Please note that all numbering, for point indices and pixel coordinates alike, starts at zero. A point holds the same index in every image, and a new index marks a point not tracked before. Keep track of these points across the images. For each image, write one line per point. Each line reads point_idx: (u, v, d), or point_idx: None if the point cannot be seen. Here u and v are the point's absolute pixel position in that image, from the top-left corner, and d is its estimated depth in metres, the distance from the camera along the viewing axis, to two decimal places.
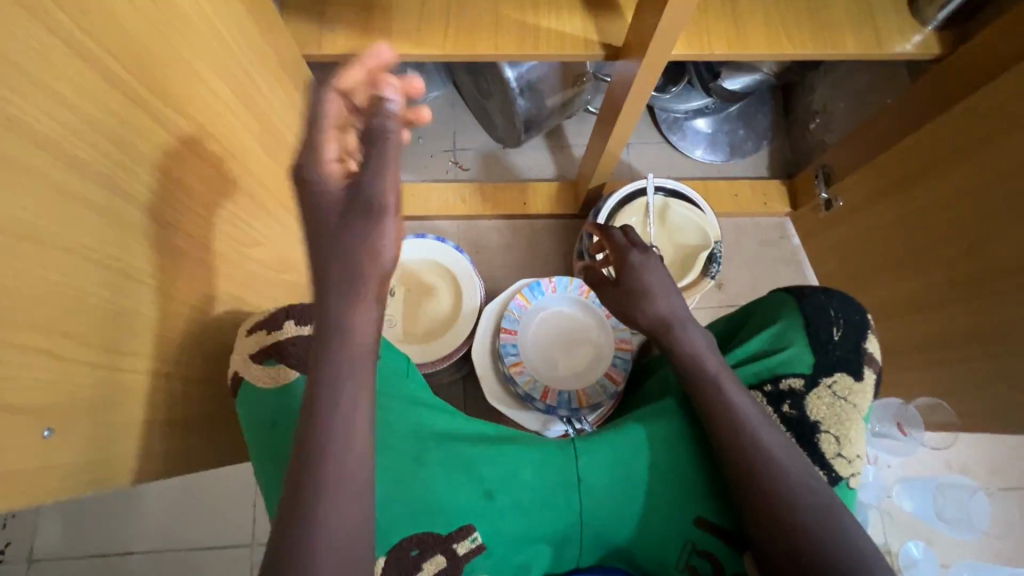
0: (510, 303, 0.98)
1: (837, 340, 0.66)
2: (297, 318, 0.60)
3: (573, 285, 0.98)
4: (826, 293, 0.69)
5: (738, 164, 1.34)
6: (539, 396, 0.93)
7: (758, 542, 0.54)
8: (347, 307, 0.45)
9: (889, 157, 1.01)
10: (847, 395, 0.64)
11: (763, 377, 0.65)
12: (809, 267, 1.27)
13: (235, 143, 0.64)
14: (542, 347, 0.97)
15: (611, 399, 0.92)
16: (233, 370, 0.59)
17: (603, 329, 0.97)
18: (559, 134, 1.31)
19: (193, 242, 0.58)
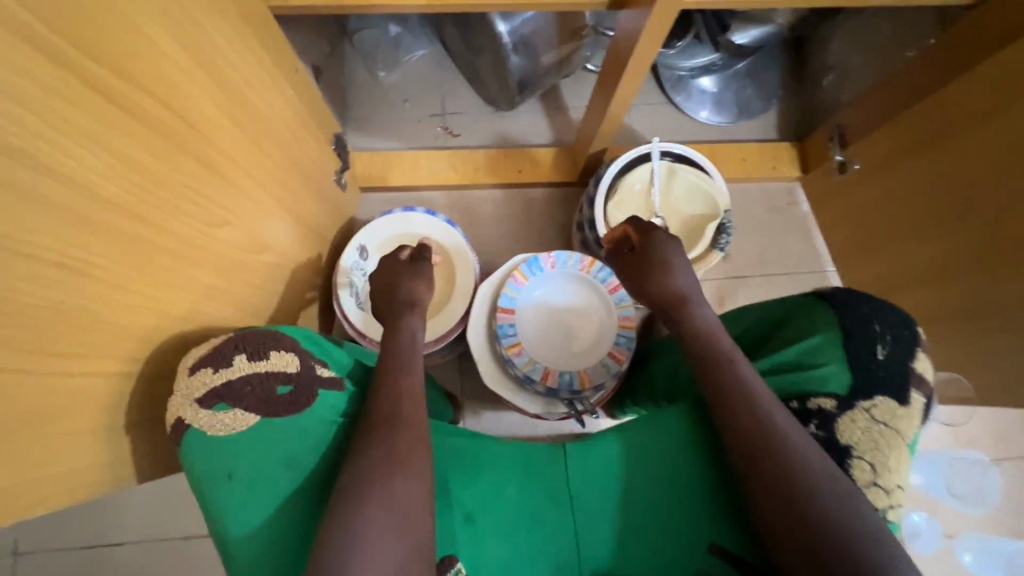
0: (507, 282, 0.91)
1: (883, 359, 0.56)
2: (247, 352, 0.53)
3: (574, 258, 0.92)
4: (872, 305, 0.59)
5: (746, 126, 1.25)
6: (539, 378, 0.88)
7: (773, 532, 0.50)
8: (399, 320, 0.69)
9: (906, 118, 0.95)
10: (889, 420, 0.54)
11: (790, 391, 0.57)
12: (818, 235, 1.22)
13: (198, 111, 0.57)
14: (542, 327, 0.92)
15: (614, 379, 0.88)
16: (177, 416, 0.51)
17: (608, 305, 0.92)
18: (556, 95, 1.23)
19: (149, 226, 0.51)
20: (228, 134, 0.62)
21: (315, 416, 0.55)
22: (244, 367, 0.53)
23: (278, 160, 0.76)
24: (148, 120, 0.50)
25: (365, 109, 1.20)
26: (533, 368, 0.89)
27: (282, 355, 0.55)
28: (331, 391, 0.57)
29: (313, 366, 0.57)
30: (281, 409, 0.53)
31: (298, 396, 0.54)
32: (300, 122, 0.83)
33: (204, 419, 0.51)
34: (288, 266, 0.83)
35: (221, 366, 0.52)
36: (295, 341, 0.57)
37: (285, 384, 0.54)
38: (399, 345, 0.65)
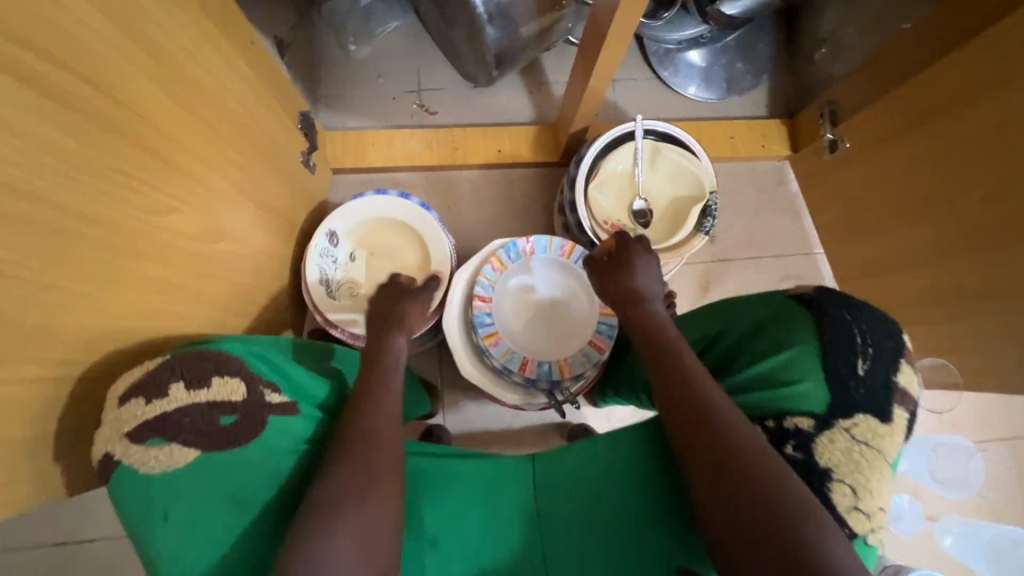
0: (484, 269, 0.87)
1: (863, 374, 0.53)
2: (185, 379, 0.49)
3: (554, 244, 0.89)
4: (853, 314, 0.56)
5: (735, 103, 1.21)
6: (517, 368, 0.85)
7: (706, 507, 0.48)
8: (383, 334, 0.65)
9: (900, 92, 0.91)
10: (869, 439, 0.51)
11: (766, 410, 0.53)
12: (807, 217, 1.18)
13: (134, 90, 0.51)
14: (521, 315, 0.89)
15: (595, 368, 0.85)
16: (106, 450, 0.47)
17: (589, 293, 0.89)
18: (537, 70, 1.17)
19: (81, 218, 0.46)
20: (172, 115, 0.57)
21: (266, 446, 0.51)
22: (184, 398, 0.49)
23: (234, 142, 0.70)
24: (74, 101, 0.45)
25: (335, 85, 1.14)
26: (511, 358, 0.85)
27: (226, 382, 0.51)
28: (284, 417, 0.53)
29: (261, 392, 0.52)
30: (226, 442, 0.49)
31: (245, 426, 0.50)
32: (260, 100, 0.78)
33: (138, 457, 0.47)
34: (253, 255, 0.79)
35: (157, 399, 0.48)
36: (243, 365, 0.52)
37: (230, 414, 0.50)
38: (383, 360, 0.62)
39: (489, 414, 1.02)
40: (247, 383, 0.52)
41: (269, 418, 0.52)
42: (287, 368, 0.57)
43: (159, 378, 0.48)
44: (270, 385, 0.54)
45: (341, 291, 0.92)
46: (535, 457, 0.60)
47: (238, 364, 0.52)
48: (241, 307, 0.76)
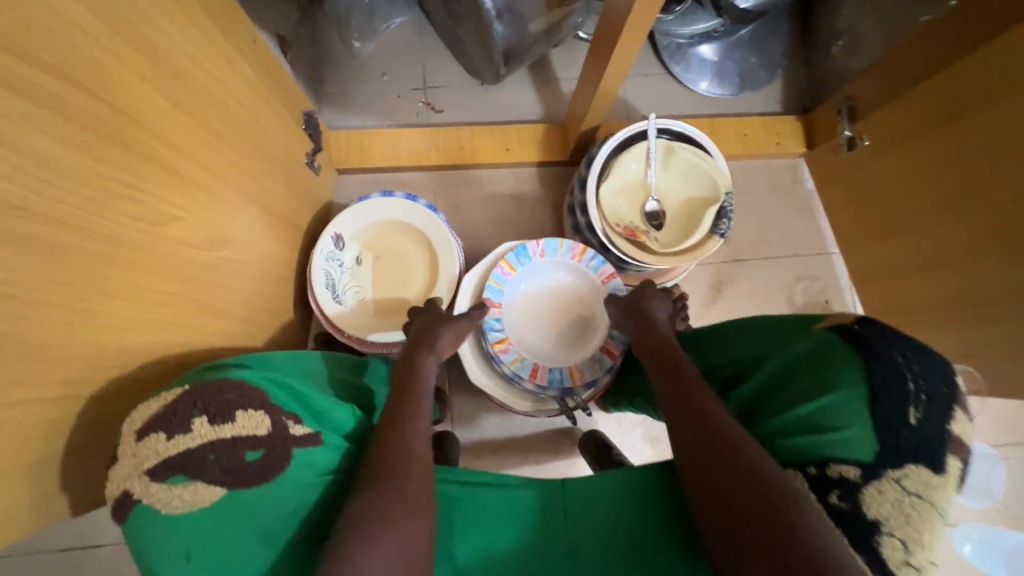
0: (492, 273, 0.85)
1: (916, 423, 0.47)
2: (209, 414, 0.48)
3: (564, 246, 0.86)
4: (905, 354, 0.49)
5: (748, 99, 1.18)
6: (527, 375, 0.83)
7: (700, 503, 0.48)
8: (421, 357, 0.67)
9: (923, 88, 0.88)
10: (922, 491, 0.46)
11: (806, 455, 0.49)
12: (823, 216, 1.16)
13: (133, 96, 0.49)
14: (533, 320, 0.87)
15: (607, 374, 0.83)
16: (125, 489, 0.46)
17: (600, 297, 0.87)
18: (546, 66, 1.14)
19: (78, 232, 0.45)
20: (173, 121, 0.55)
21: (292, 482, 0.49)
22: (209, 434, 0.47)
23: (237, 146, 0.68)
24: (70, 109, 0.43)
25: (339, 83, 1.11)
26: (521, 365, 0.84)
27: (251, 415, 0.49)
28: (308, 450, 0.51)
29: (284, 424, 0.50)
30: (250, 479, 0.47)
31: (271, 462, 0.48)
32: (263, 101, 0.76)
33: (161, 496, 0.45)
34: (258, 261, 0.77)
35: (183, 436, 0.47)
36: (266, 396, 0.51)
37: (255, 449, 0.48)
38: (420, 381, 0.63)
39: (498, 420, 1.04)
40: (272, 417, 0.50)
41: (296, 450, 0.50)
42: (312, 397, 0.55)
43: (185, 415, 0.48)
44: (296, 417, 0.52)
45: (347, 296, 0.90)
46: (568, 482, 0.57)
47: (261, 398, 0.50)
48: (247, 315, 0.75)
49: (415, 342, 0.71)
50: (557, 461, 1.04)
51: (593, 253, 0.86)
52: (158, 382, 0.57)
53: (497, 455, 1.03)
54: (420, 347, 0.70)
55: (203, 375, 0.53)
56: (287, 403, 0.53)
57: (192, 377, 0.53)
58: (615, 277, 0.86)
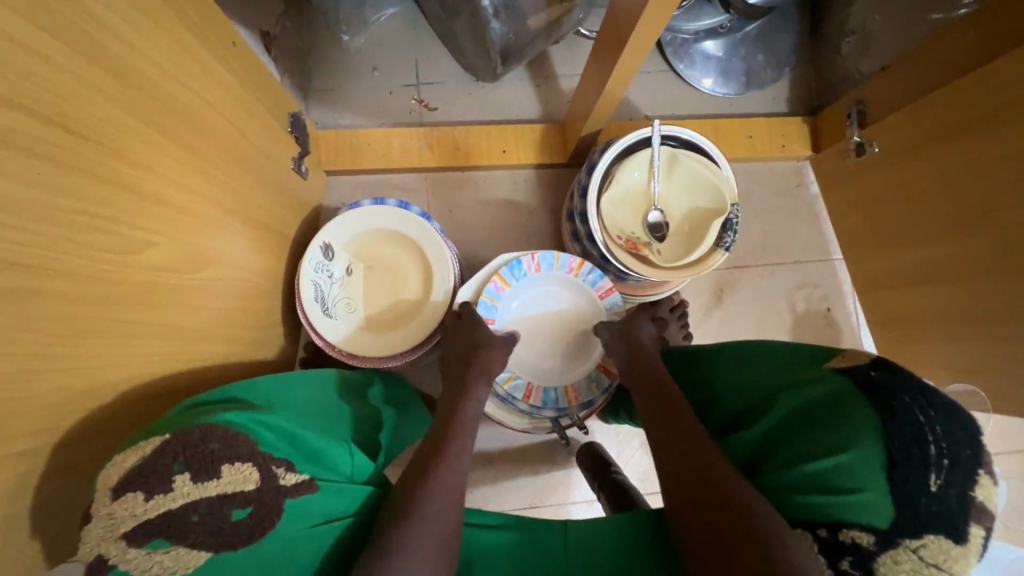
0: (487, 289, 0.81)
1: (936, 490, 0.46)
2: (191, 471, 0.46)
3: (562, 259, 0.83)
4: (928, 412, 0.49)
5: (754, 98, 1.14)
6: (521, 396, 0.81)
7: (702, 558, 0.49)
8: (468, 386, 0.69)
9: (938, 97, 0.84)
10: (941, 561, 0.45)
11: (818, 517, 0.49)
12: (826, 220, 1.14)
13: (99, 118, 0.45)
14: (527, 338, 0.85)
15: (604, 395, 0.82)
16: (95, 555, 0.42)
17: (598, 311, 0.85)
18: (544, 63, 1.09)
19: (39, 272, 0.41)
20: (146, 141, 0.51)
21: (285, 536, 0.48)
22: (191, 492, 0.45)
23: (218, 159, 0.64)
24: (25, 140, 0.39)
25: (327, 78, 1.06)
26: (517, 385, 0.82)
27: (237, 469, 0.47)
28: (301, 499, 0.50)
29: (274, 474, 0.49)
30: (238, 539, 0.46)
31: (260, 518, 0.47)
32: (245, 108, 0.71)
33: (138, 563, 0.43)
34: (244, 277, 0.73)
35: (163, 495, 0.45)
36: (254, 444, 0.49)
37: (242, 506, 0.47)
38: (462, 417, 0.64)
39: (493, 431, 1.03)
40: (258, 466, 0.48)
41: (286, 502, 0.49)
42: (307, 437, 0.53)
43: (164, 470, 0.45)
44: (287, 466, 0.50)
45: (338, 308, 0.87)
46: (569, 522, 0.58)
47: (247, 447, 0.48)
48: (233, 335, 0.72)
49: (462, 364, 0.73)
50: (554, 470, 1.03)
51: (594, 267, 0.83)
52: (139, 417, 0.54)
53: (493, 466, 1.02)
54: (463, 372, 0.72)
55: (183, 418, 0.50)
56: (276, 449, 0.51)
57: (169, 421, 0.50)
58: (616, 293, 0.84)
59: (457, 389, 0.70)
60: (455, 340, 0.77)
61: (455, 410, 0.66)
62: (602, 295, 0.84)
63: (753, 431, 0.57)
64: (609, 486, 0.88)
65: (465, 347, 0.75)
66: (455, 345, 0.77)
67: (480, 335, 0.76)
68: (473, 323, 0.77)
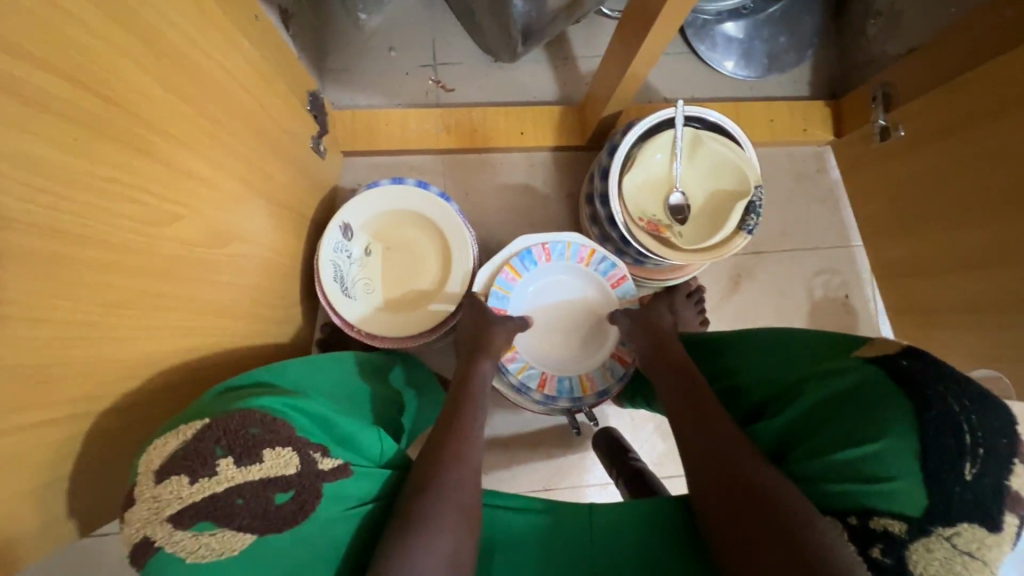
0: (498, 279, 0.82)
1: (971, 478, 0.47)
2: (234, 454, 0.46)
3: (572, 249, 0.84)
4: (962, 402, 0.49)
5: (775, 80, 1.12)
6: (536, 386, 0.81)
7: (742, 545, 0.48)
8: (477, 365, 0.69)
9: (968, 79, 0.83)
10: (974, 549, 0.46)
11: (848, 504, 0.49)
12: (846, 205, 1.12)
13: (126, 84, 0.45)
14: (539, 329, 0.85)
15: (619, 383, 0.82)
16: (144, 534, 0.44)
17: (610, 301, 0.86)
18: (563, 44, 1.08)
19: (70, 239, 0.41)
20: (173, 112, 0.51)
21: (323, 519, 0.49)
22: (233, 479, 0.45)
23: (240, 134, 0.64)
24: (57, 104, 0.38)
25: (344, 58, 1.05)
26: (530, 375, 0.82)
27: (278, 454, 0.47)
28: (338, 483, 0.50)
29: (312, 459, 0.49)
30: (281, 523, 0.47)
31: (301, 504, 0.47)
32: (266, 83, 0.70)
33: (182, 544, 0.44)
34: (265, 255, 0.73)
35: (207, 480, 0.45)
36: (293, 429, 0.49)
37: (285, 491, 0.47)
38: (473, 391, 0.64)
39: (508, 415, 1.04)
40: (296, 451, 0.48)
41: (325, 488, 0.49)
42: (340, 422, 0.53)
43: (206, 455, 0.45)
44: (325, 451, 0.50)
45: (357, 288, 0.86)
46: (594, 508, 0.57)
47: (285, 432, 0.48)
48: (254, 312, 0.72)
49: (471, 346, 0.72)
50: (568, 454, 1.03)
51: (604, 256, 0.85)
52: (166, 389, 0.54)
53: (508, 448, 1.03)
54: (473, 353, 0.71)
55: (221, 402, 0.50)
56: (312, 434, 0.50)
57: (208, 405, 0.50)
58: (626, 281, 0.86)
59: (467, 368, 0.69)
60: (465, 325, 0.77)
61: (469, 386, 0.65)
62: (613, 283, 0.84)
63: (778, 420, 0.57)
64: (627, 473, 0.88)
65: (473, 331, 0.75)
66: (466, 329, 0.76)
67: (484, 320, 0.76)
68: (477, 308, 0.78)
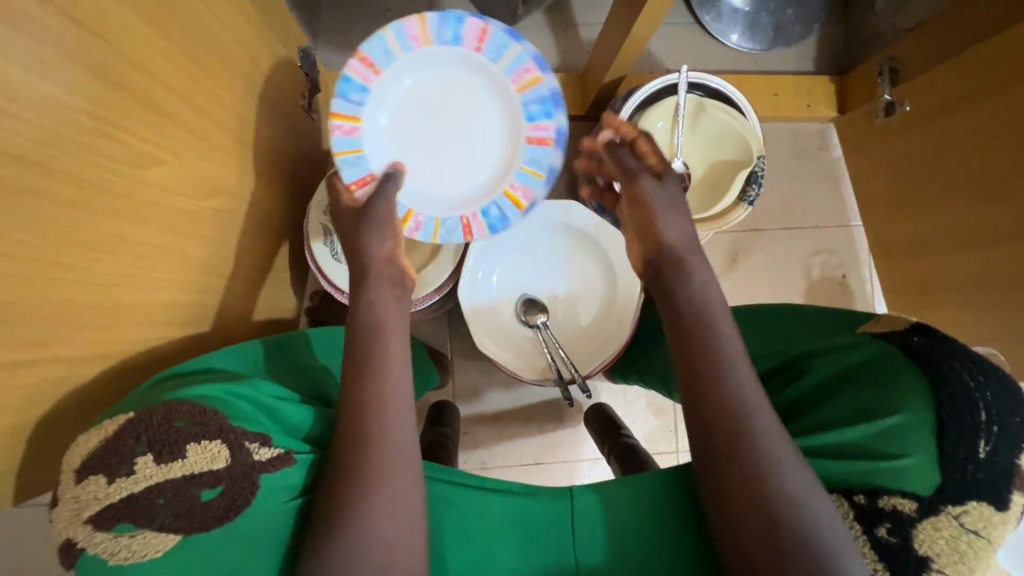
0: (336, 145, 0.61)
1: (984, 457, 0.46)
2: (155, 451, 0.42)
3: (395, 38, 0.60)
4: (977, 377, 0.48)
5: (780, 54, 1.09)
6: (462, 235, 0.65)
7: (733, 526, 0.47)
8: (370, 299, 0.55)
9: (975, 52, 0.80)
10: (981, 528, 0.45)
11: (855, 481, 0.48)
12: (848, 185, 1.11)
13: (101, 10, 0.42)
14: (432, 161, 0.66)
15: (554, 166, 0.66)
16: (65, 537, 0.40)
17: (488, 72, 0.64)
18: (564, 9, 1.05)
19: (40, 170, 0.38)
20: (153, 48, 0.48)
21: (258, 514, 0.45)
22: (154, 478, 0.42)
23: (224, 81, 0.61)
24: (27, 25, 0.36)
25: (337, 17, 1.02)
26: (448, 229, 0.65)
27: (204, 448, 0.43)
28: (277, 474, 0.46)
29: (246, 449, 0.45)
30: (209, 521, 0.43)
31: (232, 500, 0.43)
32: (252, 31, 0.67)
33: (102, 547, 0.40)
34: (250, 213, 0.71)
35: (122, 484, 0.41)
36: (223, 420, 0.45)
37: (213, 486, 0.43)
38: (361, 335, 0.53)
39: (500, 388, 1.03)
40: (224, 445, 0.44)
41: (264, 478, 0.45)
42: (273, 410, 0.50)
43: (117, 456, 0.41)
44: (260, 441, 0.46)
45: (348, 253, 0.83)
46: (576, 488, 0.55)
47: (212, 424, 0.44)
48: (238, 271, 0.69)
49: (357, 262, 0.58)
50: (560, 428, 1.03)
51: (437, 17, 0.60)
52: (144, 341, 0.52)
53: (499, 420, 1.02)
54: (360, 276, 0.57)
55: (149, 396, 0.46)
56: (251, 423, 0.47)
57: (138, 398, 0.46)
58: (491, 29, 0.61)
59: (359, 297, 0.55)
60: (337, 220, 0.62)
61: (369, 329, 0.53)
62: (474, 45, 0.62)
63: (791, 391, 0.58)
64: (618, 449, 0.87)
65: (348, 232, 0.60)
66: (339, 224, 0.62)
67: (348, 216, 0.61)
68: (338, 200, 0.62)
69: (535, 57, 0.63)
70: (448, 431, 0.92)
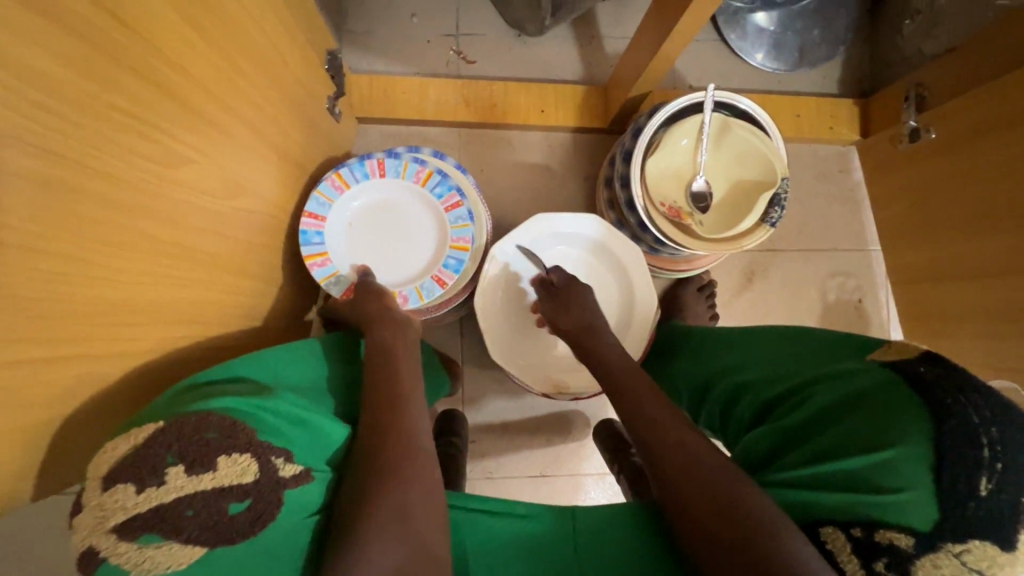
0: (317, 277, 0.77)
1: (986, 495, 0.44)
2: (185, 463, 0.41)
3: (325, 194, 0.79)
4: (983, 414, 0.47)
5: (805, 75, 1.09)
6: (439, 286, 0.81)
7: (713, 550, 0.46)
8: (377, 327, 0.63)
9: (998, 85, 0.80)
10: (985, 568, 0.43)
11: (850, 513, 0.46)
12: (867, 209, 1.10)
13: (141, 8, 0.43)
14: (387, 261, 0.83)
15: (473, 220, 0.83)
16: (87, 545, 0.38)
17: (396, 185, 0.84)
18: (590, 22, 1.05)
19: (74, 165, 0.38)
20: (188, 48, 0.49)
21: (283, 529, 0.45)
22: (183, 489, 0.40)
23: (254, 81, 0.61)
24: (72, 23, 0.36)
25: (365, 21, 1.02)
26: (427, 289, 0.81)
27: (234, 461, 0.42)
28: (300, 490, 0.46)
29: (273, 465, 0.44)
30: (235, 534, 0.42)
31: (258, 514, 0.43)
32: (283, 33, 0.68)
33: (128, 558, 0.38)
34: (271, 214, 0.71)
35: (151, 497, 0.39)
36: (253, 434, 0.44)
37: (240, 500, 0.42)
38: (377, 357, 0.58)
39: (510, 399, 1.02)
40: (253, 459, 0.43)
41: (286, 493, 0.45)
42: (297, 427, 0.49)
43: (146, 469, 0.40)
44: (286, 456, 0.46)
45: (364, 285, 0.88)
46: (578, 510, 0.56)
47: (242, 438, 0.43)
48: (258, 272, 0.69)
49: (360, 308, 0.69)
50: (568, 441, 1.02)
51: (346, 168, 0.81)
52: (172, 341, 0.52)
53: (508, 430, 1.01)
54: (373, 311, 0.67)
55: (176, 404, 0.45)
56: (277, 435, 0.46)
57: (163, 406, 0.45)
58: (384, 161, 0.82)
59: (372, 325, 0.64)
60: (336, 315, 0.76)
61: (382, 348, 0.59)
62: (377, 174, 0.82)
63: (778, 426, 0.55)
64: (627, 468, 0.86)
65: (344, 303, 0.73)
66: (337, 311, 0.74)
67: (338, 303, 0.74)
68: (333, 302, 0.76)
69: (418, 159, 0.83)
70: (457, 441, 0.91)
